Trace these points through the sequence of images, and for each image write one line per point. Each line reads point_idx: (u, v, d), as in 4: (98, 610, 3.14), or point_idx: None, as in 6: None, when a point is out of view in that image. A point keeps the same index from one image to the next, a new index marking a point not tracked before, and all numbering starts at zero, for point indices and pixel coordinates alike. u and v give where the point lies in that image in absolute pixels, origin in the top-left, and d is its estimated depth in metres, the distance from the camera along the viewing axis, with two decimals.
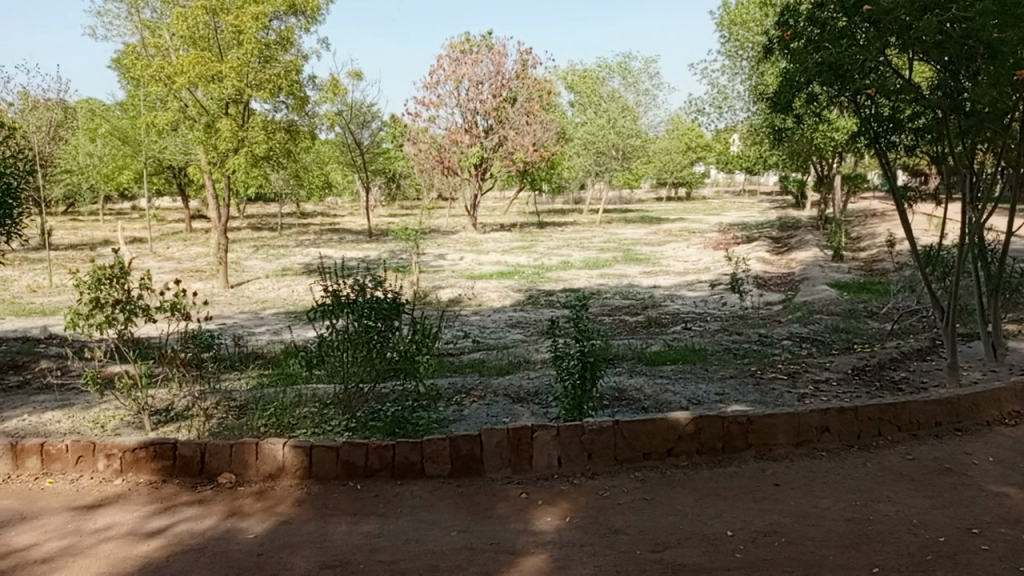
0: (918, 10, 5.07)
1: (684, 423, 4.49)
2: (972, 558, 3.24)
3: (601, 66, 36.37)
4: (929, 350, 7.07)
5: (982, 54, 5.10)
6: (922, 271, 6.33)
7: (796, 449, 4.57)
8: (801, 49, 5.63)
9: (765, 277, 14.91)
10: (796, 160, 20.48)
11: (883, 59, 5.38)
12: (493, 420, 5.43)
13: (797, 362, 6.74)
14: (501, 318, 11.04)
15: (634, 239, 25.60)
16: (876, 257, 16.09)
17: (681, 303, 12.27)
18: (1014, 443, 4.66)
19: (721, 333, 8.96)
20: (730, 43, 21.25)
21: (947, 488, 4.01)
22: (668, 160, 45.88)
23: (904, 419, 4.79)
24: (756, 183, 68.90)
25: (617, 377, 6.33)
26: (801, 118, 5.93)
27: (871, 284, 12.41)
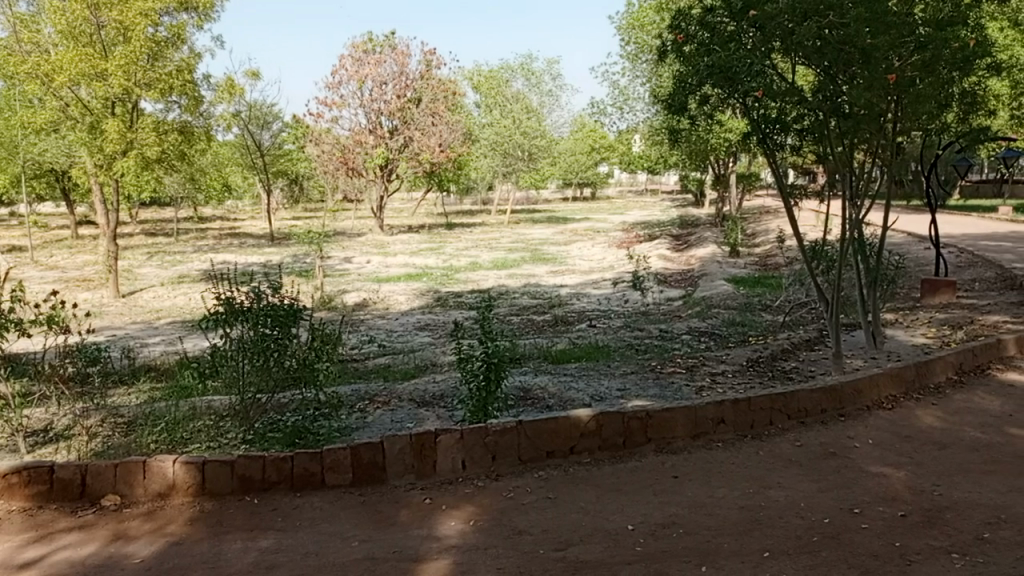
0: (800, 16, 5.34)
1: (586, 421, 4.56)
2: (853, 537, 3.41)
3: (504, 68, 36.67)
4: (817, 340, 7.43)
5: (857, 60, 5.43)
6: (809, 265, 6.65)
7: (693, 441, 4.71)
8: (693, 52, 5.78)
9: (666, 274, 15.39)
10: (695, 159, 21.16)
11: (769, 63, 5.63)
12: (397, 426, 5.32)
13: (695, 356, 6.95)
14: (409, 321, 10.93)
15: (542, 239, 25.96)
16: (768, 253, 16.88)
17: (587, 301, 12.49)
18: (891, 425, 4.92)
19: (624, 329, 9.15)
20: (630, 46, 21.80)
21: (832, 472, 4.20)
22: (572, 161, 46.75)
23: (793, 407, 5.01)
24: (658, 184, 70.92)
25: (522, 376, 6.35)
26: (694, 120, 6.11)
27: (765, 278, 12.98)
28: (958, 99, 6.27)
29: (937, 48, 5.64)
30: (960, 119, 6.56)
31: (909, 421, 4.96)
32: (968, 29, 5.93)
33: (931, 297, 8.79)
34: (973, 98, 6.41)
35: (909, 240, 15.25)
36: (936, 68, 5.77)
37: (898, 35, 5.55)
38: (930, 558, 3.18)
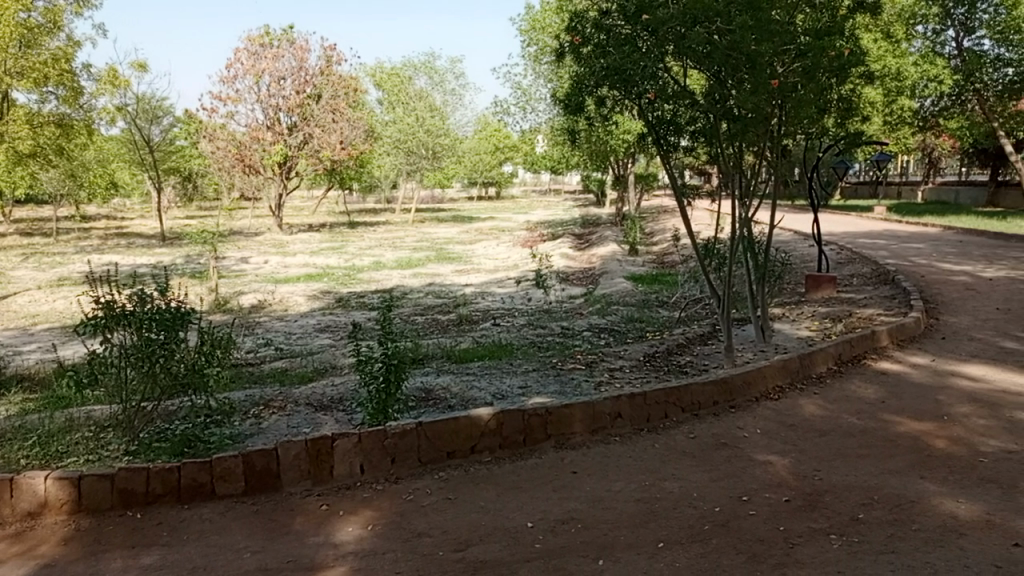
0: (690, 22, 5.52)
1: (486, 419, 4.56)
2: (742, 524, 3.55)
3: (407, 65, 36.33)
4: (709, 334, 7.71)
5: (744, 65, 5.64)
6: (702, 263, 6.88)
7: (591, 436, 4.78)
8: (589, 54, 5.88)
9: (568, 272, 15.62)
10: (596, 160, 21.57)
11: (662, 66, 5.80)
12: (294, 431, 5.13)
13: (594, 353, 7.08)
14: (309, 323, 10.65)
15: (446, 238, 25.86)
16: (666, 251, 17.43)
17: (490, 300, 12.52)
18: (777, 414, 5.15)
19: (526, 327, 9.23)
20: (532, 46, 22.00)
21: (723, 461, 4.36)
22: (477, 160, 46.83)
23: (687, 401, 5.17)
24: (561, 185, 72.02)
25: (424, 377, 6.28)
26: (592, 120, 6.24)
27: (662, 276, 13.38)
28: (836, 104, 6.61)
29: (816, 57, 5.96)
30: (839, 123, 6.91)
31: (793, 410, 5.21)
32: (844, 38, 6.26)
33: (814, 292, 9.28)
34: (850, 103, 6.76)
35: (795, 237, 16.08)
36: (816, 75, 6.06)
37: (780, 43, 5.82)
38: (811, 541, 3.34)
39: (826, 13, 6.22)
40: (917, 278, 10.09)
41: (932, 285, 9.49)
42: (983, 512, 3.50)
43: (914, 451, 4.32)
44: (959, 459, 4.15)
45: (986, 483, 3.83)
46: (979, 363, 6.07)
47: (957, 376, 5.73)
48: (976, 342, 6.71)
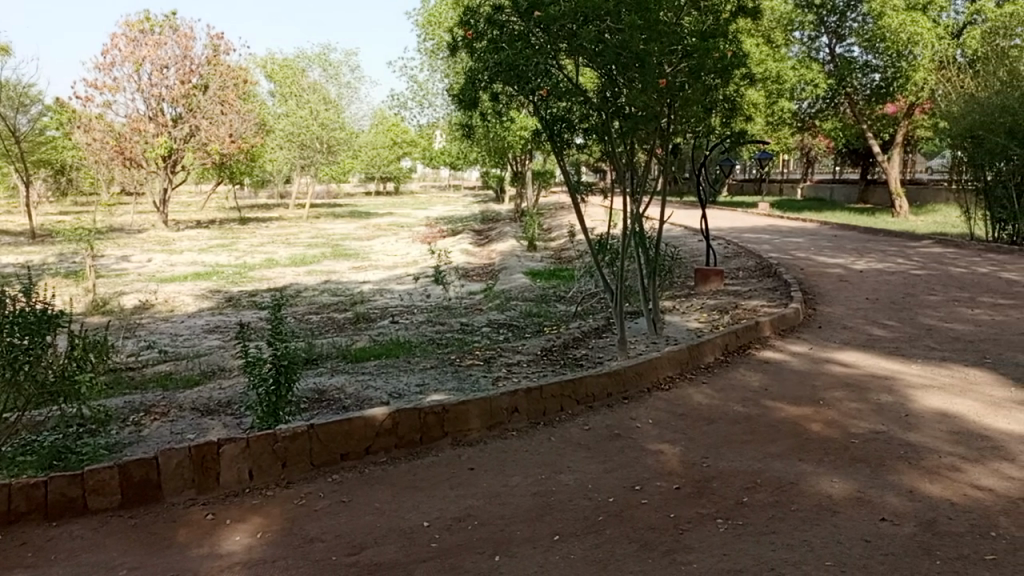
0: (581, 19, 5.58)
1: (381, 419, 4.47)
2: (635, 513, 3.63)
3: (300, 57, 35.35)
4: (604, 328, 7.87)
5: (633, 64, 5.75)
6: (596, 258, 7.01)
7: (488, 432, 4.78)
8: (482, 48, 5.86)
9: (467, 268, 15.60)
10: (494, 156, 21.64)
11: (554, 63, 5.85)
12: (178, 437, 4.86)
13: (493, 348, 7.09)
14: (196, 324, 10.16)
15: (343, 234, 25.35)
16: (563, 246, 17.70)
17: (388, 297, 12.35)
18: (668, 404, 5.31)
19: (424, 324, 9.15)
20: (428, 41, 21.83)
21: (616, 452, 4.45)
22: (374, 155, 46.16)
23: (582, 393, 5.25)
24: (460, 180, 71.82)
25: (317, 378, 6.10)
26: (485, 116, 6.24)
27: (559, 271, 13.57)
28: (721, 105, 6.87)
29: (702, 57, 6.16)
30: (723, 122, 7.19)
31: (684, 400, 5.39)
32: (727, 41, 6.50)
33: (703, 285, 9.63)
34: (734, 104, 7.04)
35: (686, 233, 16.66)
36: (701, 75, 6.27)
37: (667, 44, 5.99)
38: (698, 526, 3.45)
39: (710, 15, 6.44)
40: (797, 270, 10.66)
41: (811, 277, 10.04)
42: (855, 490, 3.72)
43: (793, 435, 4.55)
44: (834, 441, 4.40)
45: (857, 462, 4.08)
46: (852, 350, 6.45)
47: (832, 363, 6.08)
48: (848, 330, 7.14)
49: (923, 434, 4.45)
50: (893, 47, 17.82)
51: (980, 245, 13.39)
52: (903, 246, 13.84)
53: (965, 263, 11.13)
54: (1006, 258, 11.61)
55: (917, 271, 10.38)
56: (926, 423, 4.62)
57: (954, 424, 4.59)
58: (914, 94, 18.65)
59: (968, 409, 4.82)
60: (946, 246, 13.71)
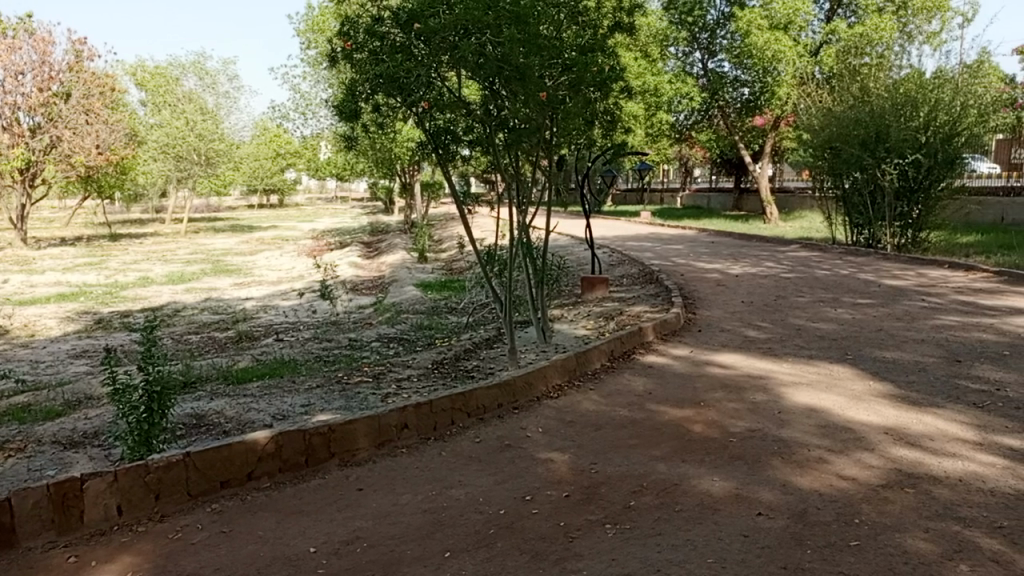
0: (461, 32, 5.58)
1: (263, 443, 4.29)
2: (526, 523, 3.64)
3: (174, 65, 33.81)
4: (495, 338, 7.89)
5: (514, 77, 5.80)
6: (485, 270, 7.02)
7: (377, 450, 4.68)
8: (362, 60, 5.78)
9: (357, 281, 15.32)
10: (381, 167, 21.36)
11: (437, 76, 5.83)
12: (37, 474, 4.48)
13: (382, 363, 6.97)
14: (60, 349, 9.45)
15: (224, 249, 24.35)
16: (454, 257, 17.72)
17: (274, 313, 11.93)
18: (557, 412, 5.38)
19: (312, 341, 8.89)
20: (312, 50, 21.38)
21: (507, 463, 4.46)
22: (257, 167, 44.66)
23: (472, 405, 5.24)
24: (348, 191, 70.49)
25: (195, 402, 5.78)
26: (368, 127, 6.15)
27: (450, 282, 13.54)
28: (602, 117, 7.05)
29: (581, 72, 6.31)
30: (604, 134, 7.39)
31: (572, 407, 5.48)
32: (605, 56, 6.68)
33: (589, 292, 9.85)
34: (614, 117, 7.25)
35: (574, 242, 17.06)
36: (581, 89, 6.41)
37: (547, 58, 6.09)
38: (588, 532, 3.50)
39: (588, 29, 6.61)
40: (677, 276, 11.09)
41: (691, 283, 10.47)
42: (734, 488, 3.88)
43: (676, 437, 4.70)
44: (714, 441, 4.58)
45: (735, 460, 4.26)
46: (730, 352, 6.76)
47: (711, 364, 6.34)
48: (726, 333, 7.49)
49: (794, 429, 4.70)
50: (760, 64, 18.89)
51: (841, 248, 14.39)
52: (774, 251, 14.69)
53: (828, 265, 11.93)
54: (864, 260, 12.53)
55: (786, 274, 11.03)
56: (796, 419, 4.89)
57: (821, 418, 4.88)
58: (779, 107, 19.85)
59: (833, 404, 5.14)
60: (811, 250, 14.64)
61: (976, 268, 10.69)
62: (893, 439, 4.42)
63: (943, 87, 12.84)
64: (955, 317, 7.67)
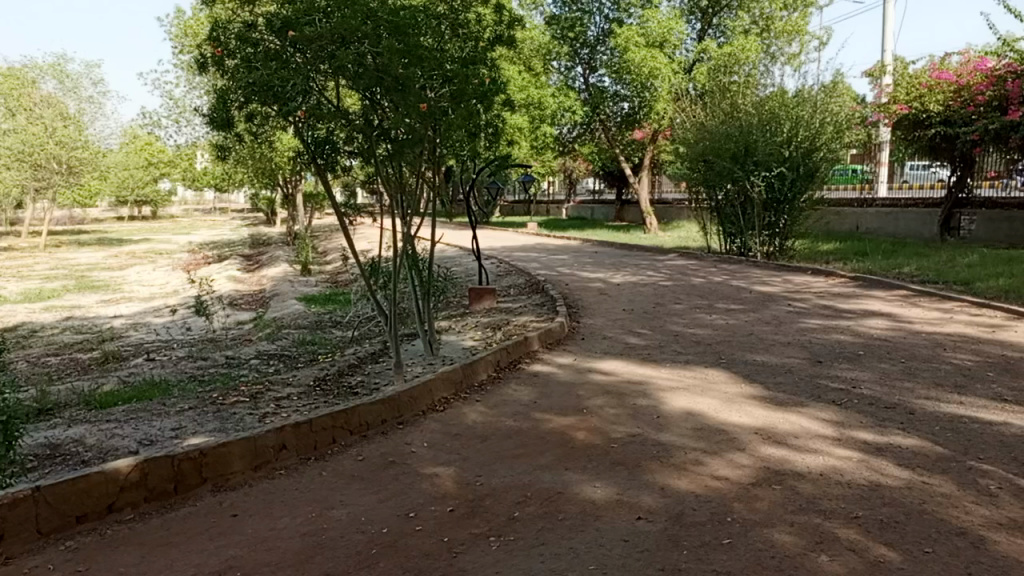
0: (339, 41, 5.46)
1: (126, 471, 4.02)
2: (409, 541, 3.57)
3: (30, 67, 31.45)
4: (380, 352, 7.75)
5: (393, 87, 5.75)
6: (369, 283, 6.88)
7: (254, 473, 4.48)
8: (234, 68, 5.56)
9: (235, 296, 14.71)
10: (262, 176, 20.64)
11: (315, 85, 5.66)
12: None
13: (261, 382, 6.69)
14: None
15: (89, 264, 22.79)
16: (339, 269, 17.34)
17: (144, 332, 11.25)
18: (443, 425, 5.32)
19: (185, 360, 8.43)
20: (185, 55, 20.38)
21: (390, 480, 4.37)
22: (126, 177, 42.18)
23: (355, 422, 5.11)
24: (227, 202, 67.64)
25: (50, 431, 5.34)
26: (241, 137, 5.90)
27: (334, 295, 13.22)
28: (485, 129, 7.07)
29: (461, 84, 6.32)
30: (487, 146, 7.41)
31: (459, 419, 5.44)
32: (487, 68, 6.72)
33: (476, 303, 9.87)
34: (498, 129, 7.28)
35: (461, 253, 17.08)
36: (463, 101, 6.41)
37: (427, 68, 6.06)
38: (472, 547, 3.47)
39: (469, 42, 6.63)
40: (562, 286, 11.29)
41: (575, 292, 10.69)
42: (615, 493, 3.96)
43: (560, 445, 4.76)
44: (596, 448, 4.67)
45: (616, 466, 4.35)
46: (612, 359, 6.93)
47: (594, 372, 6.48)
48: (609, 340, 7.68)
49: (672, 432, 4.87)
50: (638, 79, 19.56)
51: (716, 256, 15.12)
52: (654, 260, 15.25)
53: (703, 273, 12.47)
54: (736, 268, 13.21)
55: (665, 282, 11.47)
56: (674, 422, 5.06)
57: (698, 421, 5.07)
58: (657, 121, 20.66)
59: (708, 407, 5.36)
60: (688, 258, 15.30)
61: (835, 274, 11.50)
62: (762, 439, 4.65)
63: (803, 105, 13.64)
64: (816, 320, 8.20)
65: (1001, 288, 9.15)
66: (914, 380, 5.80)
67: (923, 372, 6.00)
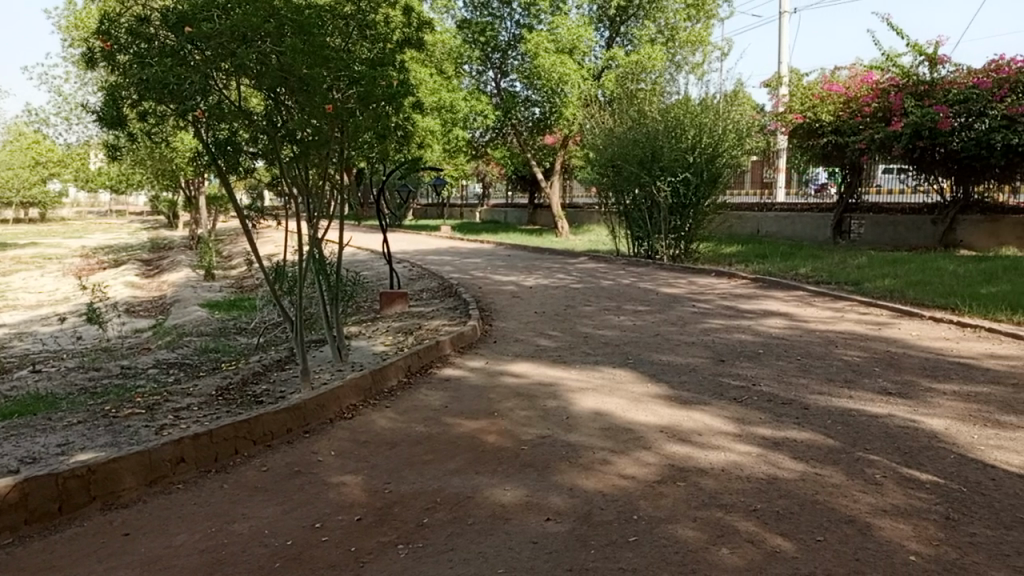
0: (239, 39, 5.28)
1: (4, 492, 3.75)
2: (314, 552, 3.48)
3: None
4: (287, 359, 7.53)
5: (297, 86, 5.60)
6: (273, 288, 6.67)
7: (148, 489, 4.27)
8: (127, 63, 5.31)
9: (132, 303, 14.00)
10: (161, 177, 19.73)
11: (214, 83, 5.46)
12: None
13: (158, 392, 6.38)
14: None
15: None
16: (244, 273, 16.76)
17: (30, 341, 10.56)
18: (351, 433, 5.21)
19: (75, 371, 7.96)
20: (75, 49, 19.22)
21: (295, 490, 4.25)
22: (10, 177, 39.49)
23: (258, 432, 4.94)
24: (124, 205, 64.36)
25: None
26: (135, 135, 5.64)
27: (239, 301, 12.78)
28: (395, 131, 6.97)
29: (368, 85, 6.19)
30: (397, 148, 7.32)
31: (368, 426, 5.35)
32: (395, 70, 6.63)
33: (387, 307, 9.73)
34: (407, 131, 7.20)
35: (373, 257, 16.82)
36: (371, 103, 6.30)
37: (333, 68, 5.92)
38: (380, 555, 3.41)
39: (377, 44, 6.53)
40: (474, 289, 11.28)
41: (487, 296, 10.70)
42: (524, 495, 3.97)
43: (470, 449, 4.74)
44: (506, 450, 4.68)
45: (526, 468, 4.37)
46: (523, 361, 6.97)
47: (506, 375, 6.49)
48: (520, 343, 7.72)
49: (580, 433, 4.93)
50: (547, 85, 19.69)
51: (624, 259, 15.45)
52: (565, 263, 15.45)
53: (612, 276, 12.71)
54: (644, 271, 13.53)
55: (576, 285, 11.62)
56: (583, 423, 5.12)
57: (606, 421, 5.15)
58: (567, 126, 20.94)
59: (615, 406, 5.46)
60: (598, 261, 15.57)
61: (736, 276, 11.95)
62: (667, 437, 4.77)
63: (706, 113, 14.12)
64: (719, 320, 8.49)
65: (885, 288, 9.73)
66: (808, 376, 6.08)
67: (816, 369, 6.30)
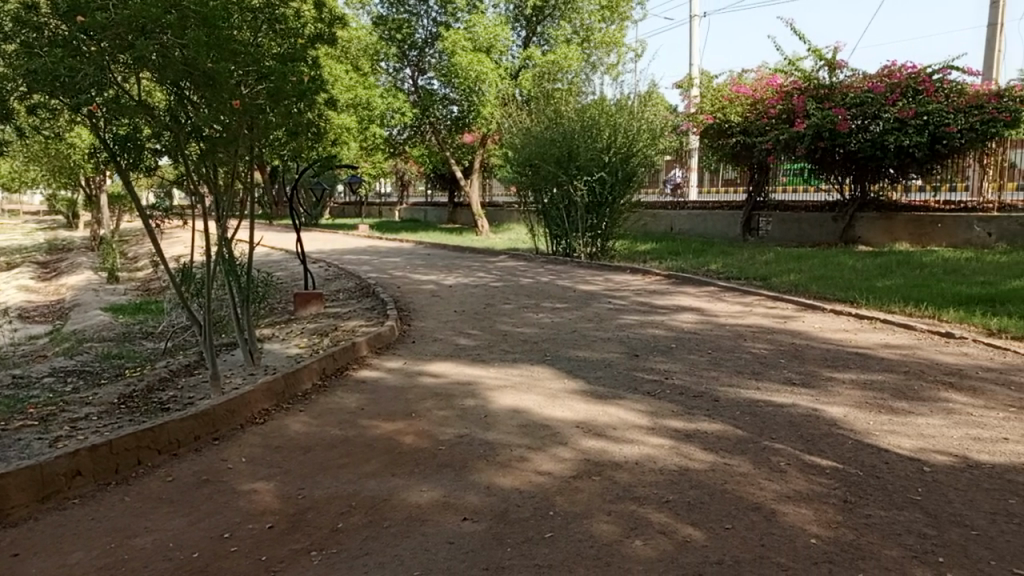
0: (138, 30, 5.02)
1: None
2: (222, 564, 3.36)
3: None
4: (195, 364, 7.24)
5: (201, 80, 5.38)
6: (179, 290, 6.40)
7: (41, 505, 4.03)
8: (13, 53, 4.99)
9: (26, 308, 13.19)
10: (58, 175, 18.67)
11: (110, 75, 5.19)
12: None
13: (54, 402, 6.03)
14: None
15: None
16: (151, 275, 16.05)
17: None
18: (263, 438, 5.06)
19: None
20: None
21: (203, 500, 4.09)
22: None
23: (162, 441, 4.73)
24: (18, 205, 60.63)
25: None
26: (23, 129, 5.32)
27: (145, 304, 12.23)
28: (308, 129, 6.78)
29: (279, 80, 5.97)
30: (309, 146, 7.13)
31: (281, 431, 5.21)
32: (307, 66, 6.44)
33: (302, 308, 9.51)
34: (321, 129, 7.01)
35: (288, 257, 16.39)
36: (281, 99, 6.10)
37: (239, 62, 5.70)
38: (292, 564, 3.32)
39: (287, 39, 6.33)
40: (393, 289, 11.15)
41: (406, 295, 10.60)
42: (441, 496, 3.95)
43: (387, 451, 4.68)
44: (423, 451, 4.64)
45: (443, 468, 4.34)
46: (441, 361, 6.93)
47: (424, 375, 6.44)
48: (439, 342, 7.67)
49: (498, 431, 4.94)
50: (465, 83, 19.67)
51: (543, 257, 15.59)
52: (484, 261, 15.46)
53: (531, 274, 12.79)
54: (562, 269, 13.68)
55: (495, 283, 11.64)
56: (501, 421, 5.13)
57: (523, 418, 5.18)
58: (485, 125, 20.96)
59: (533, 403, 5.49)
60: (518, 259, 15.65)
61: (652, 273, 12.23)
62: (583, 432, 4.83)
63: (621, 113, 14.38)
64: (634, 316, 8.66)
65: (790, 283, 10.14)
66: (718, 369, 6.27)
67: (726, 362, 6.50)
